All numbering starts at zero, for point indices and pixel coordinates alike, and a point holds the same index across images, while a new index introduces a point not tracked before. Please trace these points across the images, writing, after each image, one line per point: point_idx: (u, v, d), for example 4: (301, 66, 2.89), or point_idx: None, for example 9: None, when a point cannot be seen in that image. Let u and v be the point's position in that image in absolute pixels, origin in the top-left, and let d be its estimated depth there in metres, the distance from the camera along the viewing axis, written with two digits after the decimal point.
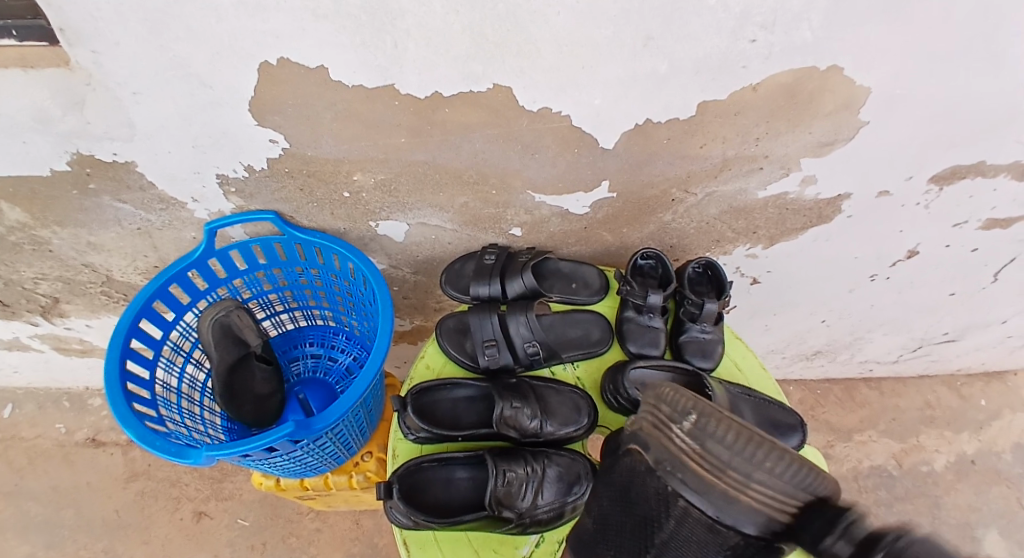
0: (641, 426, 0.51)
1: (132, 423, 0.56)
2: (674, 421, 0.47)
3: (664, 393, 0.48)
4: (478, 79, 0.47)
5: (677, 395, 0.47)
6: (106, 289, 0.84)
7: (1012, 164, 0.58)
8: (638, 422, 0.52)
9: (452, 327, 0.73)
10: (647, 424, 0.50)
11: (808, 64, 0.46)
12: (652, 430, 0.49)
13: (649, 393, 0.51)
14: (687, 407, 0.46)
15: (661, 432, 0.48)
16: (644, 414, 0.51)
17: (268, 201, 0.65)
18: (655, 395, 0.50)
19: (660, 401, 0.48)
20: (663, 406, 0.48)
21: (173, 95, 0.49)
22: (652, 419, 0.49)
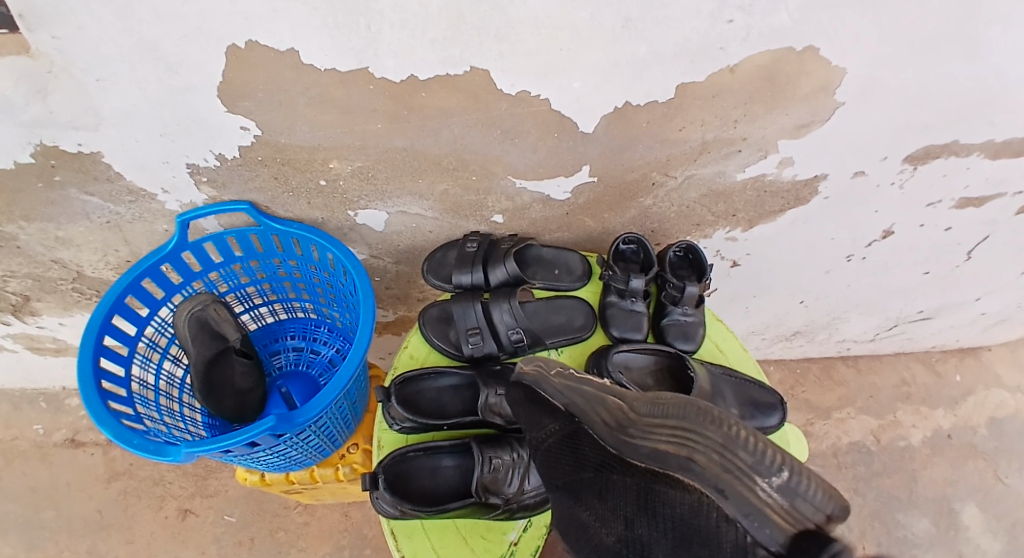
0: (694, 458, 0.42)
1: (108, 422, 0.54)
2: (757, 470, 0.41)
3: (740, 438, 0.42)
4: (454, 63, 0.46)
5: (762, 448, 0.42)
6: (78, 285, 0.81)
7: (985, 143, 0.59)
8: (677, 447, 0.43)
9: (435, 317, 0.72)
10: (709, 460, 0.42)
11: (785, 46, 0.46)
12: (719, 472, 0.41)
13: (711, 427, 0.43)
14: (775, 462, 0.41)
15: (741, 480, 0.40)
16: (697, 445, 0.43)
17: (242, 191, 0.63)
18: (724, 436, 0.42)
19: (735, 446, 0.42)
20: (739, 451, 0.42)
21: (139, 81, 0.48)
22: (719, 458, 0.41)
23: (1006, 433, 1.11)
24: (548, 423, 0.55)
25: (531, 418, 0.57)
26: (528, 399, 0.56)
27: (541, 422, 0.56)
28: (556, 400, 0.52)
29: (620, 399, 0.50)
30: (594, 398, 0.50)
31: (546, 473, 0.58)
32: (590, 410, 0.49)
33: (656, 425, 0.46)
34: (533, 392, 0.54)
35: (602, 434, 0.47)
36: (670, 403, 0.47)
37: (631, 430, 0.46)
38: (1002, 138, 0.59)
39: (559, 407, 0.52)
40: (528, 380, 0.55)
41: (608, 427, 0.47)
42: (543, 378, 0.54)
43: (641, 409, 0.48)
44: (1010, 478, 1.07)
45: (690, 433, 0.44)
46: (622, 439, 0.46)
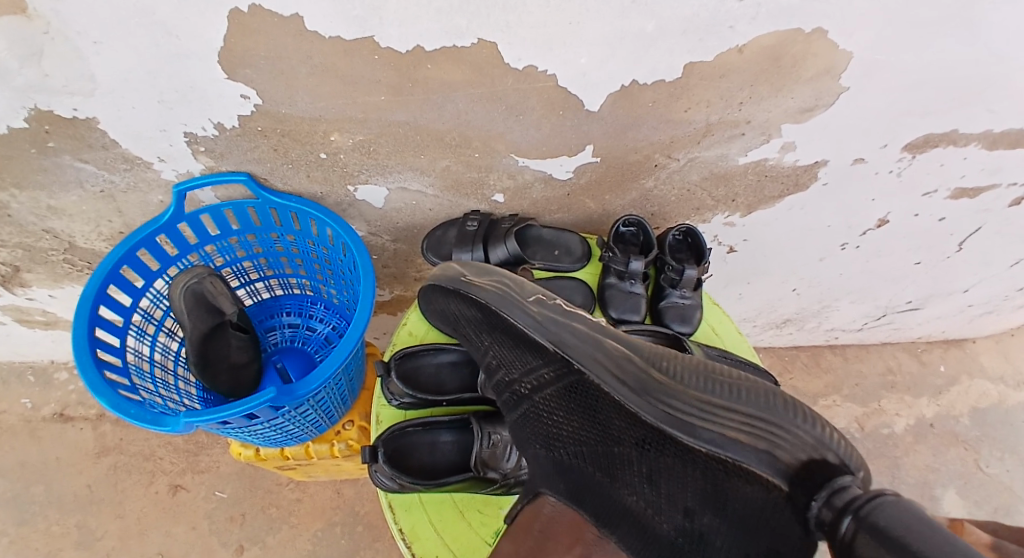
0: (776, 454, 0.39)
1: (105, 392, 0.54)
2: (845, 475, 0.38)
3: (834, 440, 0.39)
4: (462, 33, 0.45)
5: (855, 453, 0.38)
6: (70, 257, 0.80)
7: (983, 133, 0.60)
8: (751, 438, 0.40)
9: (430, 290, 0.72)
10: (793, 459, 0.38)
11: (793, 27, 0.46)
12: (804, 471, 0.38)
13: (802, 426, 0.39)
14: (867, 468, 0.38)
15: (828, 484, 0.38)
16: (781, 441, 0.39)
17: (240, 162, 0.62)
18: (817, 436, 0.38)
19: (828, 449, 0.38)
20: (831, 454, 0.38)
21: (136, 44, 0.46)
22: (807, 459, 0.38)
23: (989, 422, 1.13)
24: (543, 368, 0.52)
25: (513, 355, 0.55)
26: (493, 323, 0.55)
27: (526, 359, 0.54)
28: (543, 339, 0.50)
29: (621, 344, 0.49)
30: (587, 338, 0.49)
31: (554, 434, 0.57)
32: (590, 357, 0.48)
33: (706, 401, 0.43)
34: (494, 313, 0.53)
35: (625, 396, 0.46)
36: (738, 383, 0.43)
37: (681, 406, 0.43)
38: (1000, 127, 0.59)
39: (547, 347, 0.50)
40: (489, 301, 0.53)
41: (638, 394, 0.45)
42: (519, 306, 0.52)
43: (683, 377, 0.45)
44: (991, 467, 1.10)
45: (770, 426, 0.40)
46: (663, 410, 0.44)
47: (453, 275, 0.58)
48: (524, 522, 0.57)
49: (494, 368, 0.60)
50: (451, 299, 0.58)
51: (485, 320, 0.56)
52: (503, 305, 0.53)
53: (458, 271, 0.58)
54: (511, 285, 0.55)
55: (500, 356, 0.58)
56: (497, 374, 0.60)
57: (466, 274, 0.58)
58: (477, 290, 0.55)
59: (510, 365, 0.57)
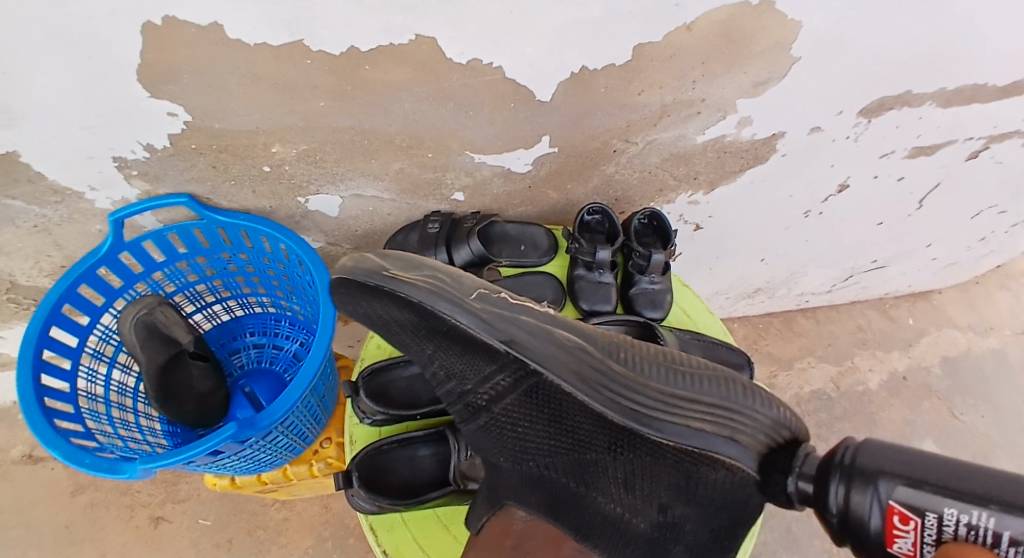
0: (738, 439, 0.43)
1: (55, 442, 0.51)
2: (787, 438, 0.45)
3: (784, 416, 0.45)
4: (398, 31, 0.43)
5: (794, 418, 0.46)
6: (12, 296, 0.75)
7: (936, 93, 0.60)
8: (716, 427, 0.43)
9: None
10: (753, 439, 0.43)
11: (740, 1, 0.45)
12: (763, 447, 0.44)
13: (761, 410, 0.44)
14: (800, 425, 0.46)
15: (776, 448, 0.44)
16: (740, 425, 0.43)
17: (178, 183, 0.59)
18: (772, 417, 0.44)
19: (780, 424, 0.44)
20: (783, 428, 0.45)
21: (45, 68, 0.43)
22: (764, 437, 0.44)
23: (959, 371, 1.17)
24: (497, 375, 0.46)
25: (463, 362, 0.48)
26: (433, 327, 0.46)
27: (477, 367, 0.47)
28: (495, 340, 0.43)
29: (573, 335, 0.46)
30: (541, 334, 0.44)
31: (519, 444, 0.53)
32: (548, 356, 0.43)
33: (669, 394, 0.44)
34: (429, 314, 0.45)
35: (589, 397, 0.43)
36: (691, 372, 0.45)
37: (648, 404, 0.43)
38: (952, 86, 0.60)
39: (500, 348, 0.44)
40: (420, 299, 0.44)
41: (609, 396, 0.43)
42: (461, 304, 0.45)
43: (643, 370, 0.45)
44: (963, 413, 1.14)
45: (732, 413, 0.43)
46: (629, 406, 0.43)
47: (369, 267, 0.47)
48: (495, 542, 0.55)
49: (439, 378, 0.52)
50: (375, 301, 0.47)
51: (423, 324, 0.46)
52: (443, 307, 0.44)
53: (377, 264, 0.47)
54: (445, 278, 0.47)
55: (447, 365, 0.49)
56: (440, 382, 0.53)
57: (388, 267, 0.47)
58: (408, 288, 0.45)
59: (460, 376, 0.49)
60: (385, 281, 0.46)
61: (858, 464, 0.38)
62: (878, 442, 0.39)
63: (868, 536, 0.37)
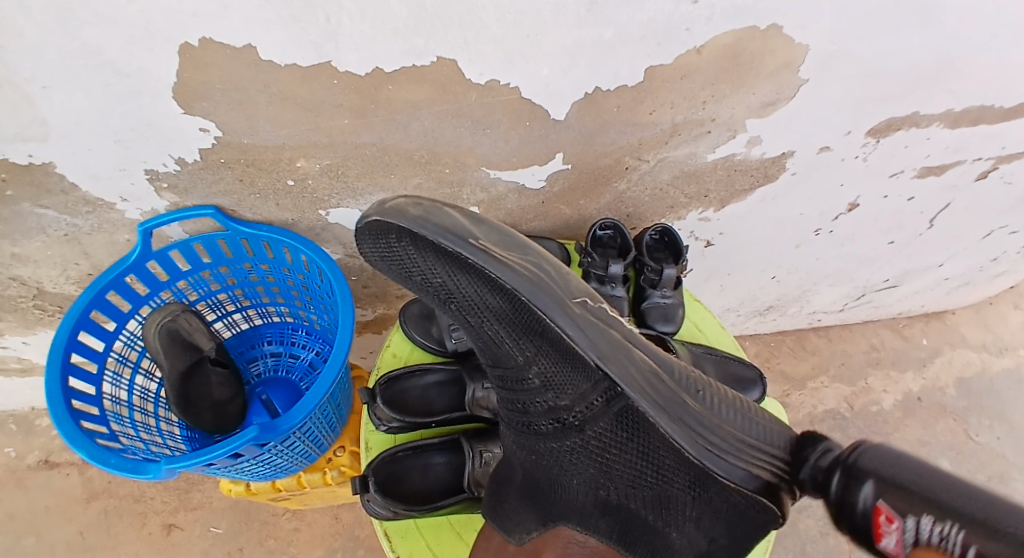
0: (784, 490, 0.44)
1: (81, 442, 0.53)
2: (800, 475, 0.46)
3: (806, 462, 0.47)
4: (420, 54, 0.45)
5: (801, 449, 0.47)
6: (40, 303, 0.78)
7: (945, 113, 0.61)
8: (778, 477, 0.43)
9: (376, 225, 0.51)
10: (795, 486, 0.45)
11: (749, 26, 0.46)
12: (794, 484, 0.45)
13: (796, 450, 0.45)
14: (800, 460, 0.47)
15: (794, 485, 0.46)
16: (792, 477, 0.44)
17: (206, 196, 0.61)
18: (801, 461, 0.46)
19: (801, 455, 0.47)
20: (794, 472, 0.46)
21: (88, 87, 0.45)
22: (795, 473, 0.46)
23: (974, 392, 1.16)
24: (591, 393, 0.48)
25: (558, 367, 0.50)
26: (526, 319, 0.49)
27: (573, 382, 0.49)
28: (589, 352, 0.45)
29: (647, 357, 0.46)
30: (619, 347, 0.46)
31: (597, 469, 0.53)
32: (630, 373, 0.45)
33: (740, 437, 0.44)
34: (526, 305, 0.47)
35: (672, 429, 0.43)
36: (759, 421, 0.45)
37: (721, 445, 0.43)
38: (960, 107, 0.61)
39: (590, 361, 0.45)
40: (519, 289, 0.47)
41: (692, 432, 0.43)
42: (562, 305, 0.46)
43: (718, 410, 0.45)
44: (980, 434, 1.12)
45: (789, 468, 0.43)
46: (705, 447, 0.43)
47: (455, 230, 0.48)
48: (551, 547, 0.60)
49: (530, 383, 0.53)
50: (471, 282, 0.51)
51: (522, 313, 0.49)
52: (545, 302, 0.46)
53: (466, 228, 0.49)
54: (552, 274, 0.48)
55: (547, 372, 0.51)
56: (528, 391, 0.54)
57: (476, 237, 0.48)
58: (510, 272, 0.47)
59: (558, 388, 0.51)
60: (483, 255, 0.47)
61: (862, 459, 0.37)
62: (884, 447, 0.37)
63: (859, 528, 0.35)
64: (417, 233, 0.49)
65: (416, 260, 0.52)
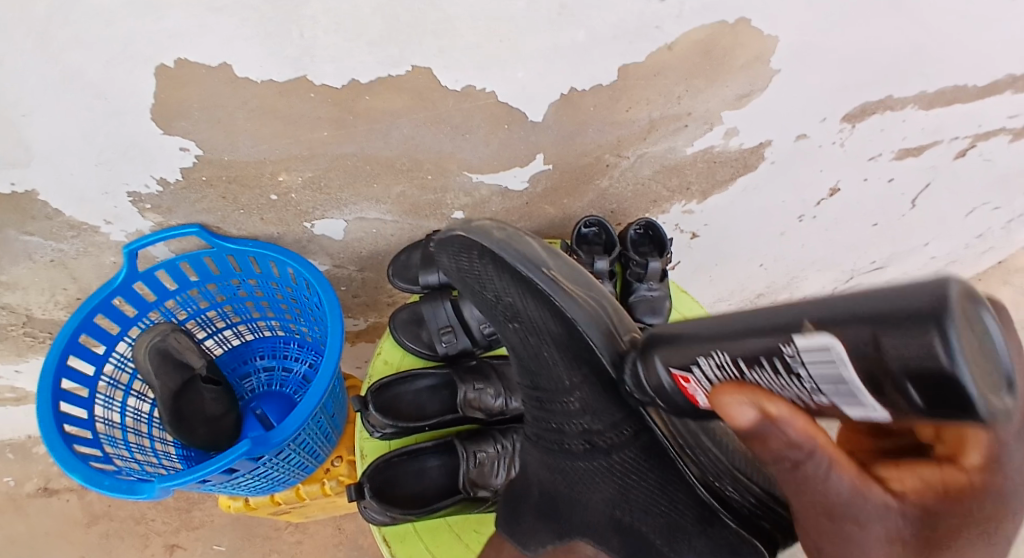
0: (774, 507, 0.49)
1: (75, 466, 0.53)
2: None
3: None
4: (395, 63, 0.45)
5: None
6: (29, 329, 0.77)
7: (918, 95, 0.62)
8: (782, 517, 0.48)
9: (461, 241, 0.53)
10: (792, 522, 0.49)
11: (718, 20, 0.47)
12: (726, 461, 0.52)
13: None
14: None
15: None
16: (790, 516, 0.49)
17: (190, 214, 0.61)
18: None
19: None
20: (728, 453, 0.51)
21: (65, 111, 0.45)
22: None
23: None
24: (625, 424, 0.50)
25: (600, 400, 0.49)
26: (580, 351, 0.48)
27: (612, 413, 0.50)
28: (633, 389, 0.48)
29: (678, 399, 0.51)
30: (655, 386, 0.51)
31: (613, 496, 0.51)
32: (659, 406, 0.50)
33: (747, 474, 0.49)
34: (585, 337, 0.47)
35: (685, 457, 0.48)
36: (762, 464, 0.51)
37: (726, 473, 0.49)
38: (933, 89, 0.62)
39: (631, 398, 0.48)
40: (580, 320, 0.47)
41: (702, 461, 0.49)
42: (620, 345, 0.48)
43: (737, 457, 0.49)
44: None
45: None
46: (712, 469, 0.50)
47: (531, 256, 0.50)
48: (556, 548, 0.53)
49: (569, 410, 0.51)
50: (527, 299, 0.50)
51: (581, 344, 0.48)
52: (602, 340, 0.46)
53: (540, 257, 0.51)
54: (610, 311, 0.49)
55: (587, 402, 0.50)
56: (563, 414, 0.52)
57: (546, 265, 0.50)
58: (577, 307, 0.48)
59: (595, 416, 0.50)
60: (553, 286, 0.49)
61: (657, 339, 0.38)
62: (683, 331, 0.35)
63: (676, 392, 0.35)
64: (495, 251, 0.51)
65: (491, 277, 0.52)
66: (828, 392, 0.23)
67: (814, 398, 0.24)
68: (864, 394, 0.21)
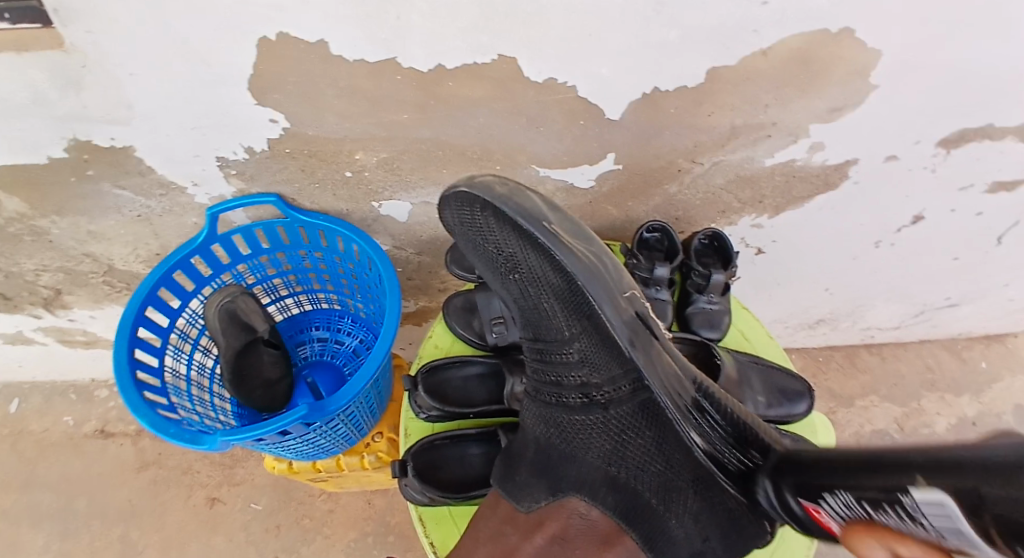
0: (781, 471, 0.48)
1: (145, 411, 0.56)
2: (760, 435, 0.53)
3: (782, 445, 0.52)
4: (483, 51, 0.46)
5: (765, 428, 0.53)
6: (109, 278, 0.83)
7: (1023, 125, 0.58)
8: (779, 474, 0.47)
9: (464, 195, 0.55)
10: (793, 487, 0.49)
11: (819, 29, 0.45)
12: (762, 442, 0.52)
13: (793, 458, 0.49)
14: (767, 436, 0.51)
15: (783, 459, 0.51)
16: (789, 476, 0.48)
17: (269, 184, 0.64)
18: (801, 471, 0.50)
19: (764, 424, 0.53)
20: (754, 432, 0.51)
21: (171, 74, 0.48)
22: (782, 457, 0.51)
23: None
24: (621, 378, 0.53)
25: (597, 352, 0.54)
26: (578, 302, 0.54)
27: (608, 363, 0.54)
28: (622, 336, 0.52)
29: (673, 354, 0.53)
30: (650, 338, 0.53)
31: (610, 448, 0.54)
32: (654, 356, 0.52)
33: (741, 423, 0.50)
34: (580, 288, 0.53)
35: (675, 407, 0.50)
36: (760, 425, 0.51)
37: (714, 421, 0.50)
38: None
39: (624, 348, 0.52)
40: (577, 271, 0.52)
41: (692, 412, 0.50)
42: (611, 297, 0.52)
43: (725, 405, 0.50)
44: None
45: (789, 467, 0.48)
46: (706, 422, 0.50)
47: (535, 212, 0.53)
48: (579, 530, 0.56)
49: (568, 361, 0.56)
50: (534, 256, 0.55)
51: (577, 294, 0.53)
52: (597, 290, 0.52)
53: (543, 212, 0.54)
54: (607, 269, 0.54)
55: (585, 351, 0.55)
56: (564, 365, 0.57)
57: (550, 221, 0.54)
58: (574, 259, 0.53)
59: (593, 366, 0.55)
60: (555, 240, 0.53)
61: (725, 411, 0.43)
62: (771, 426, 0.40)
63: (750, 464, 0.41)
64: (500, 205, 0.53)
65: (493, 231, 0.56)
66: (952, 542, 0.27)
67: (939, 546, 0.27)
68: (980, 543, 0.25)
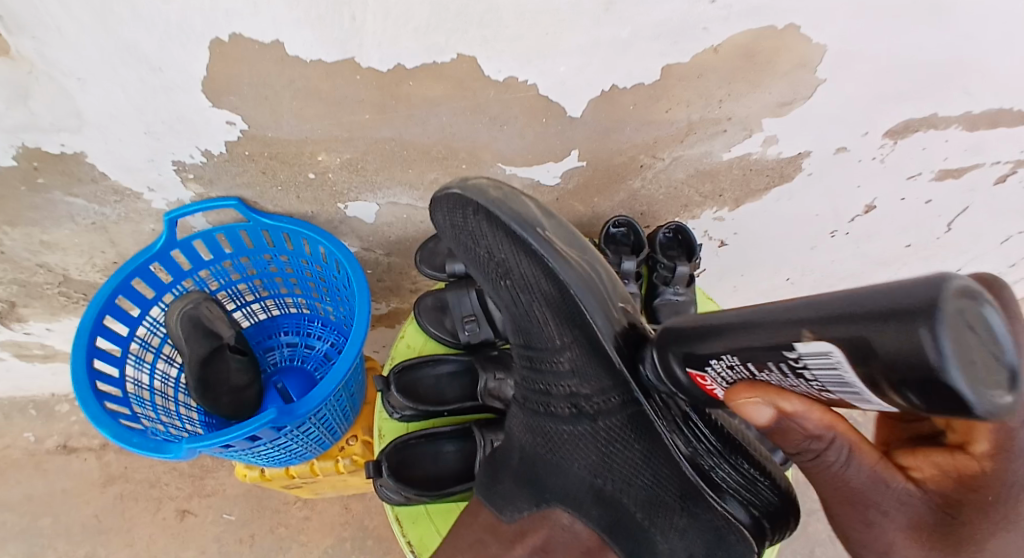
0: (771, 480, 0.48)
1: (105, 422, 0.55)
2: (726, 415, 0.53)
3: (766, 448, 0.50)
4: (440, 51, 0.46)
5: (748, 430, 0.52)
6: (64, 290, 0.80)
7: (963, 115, 0.61)
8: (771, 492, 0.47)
9: (455, 198, 0.53)
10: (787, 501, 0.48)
11: (765, 25, 0.47)
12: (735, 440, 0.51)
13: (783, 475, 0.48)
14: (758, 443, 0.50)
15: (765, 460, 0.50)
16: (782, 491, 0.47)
17: (230, 187, 0.63)
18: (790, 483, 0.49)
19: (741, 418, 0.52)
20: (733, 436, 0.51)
21: (120, 78, 0.47)
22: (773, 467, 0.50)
23: None
24: (611, 390, 0.51)
25: (586, 363, 0.51)
26: (568, 311, 0.50)
27: (597, 376, 0.51)
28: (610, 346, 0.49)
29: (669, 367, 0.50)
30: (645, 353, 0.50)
31: (596, 459, 0.54)
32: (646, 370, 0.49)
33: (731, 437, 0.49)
34: (573, 298, 0.49)
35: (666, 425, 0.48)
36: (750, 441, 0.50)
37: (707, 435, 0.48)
38: (978, 109, 0.60)
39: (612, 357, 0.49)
40: (570, 281, 0.49)
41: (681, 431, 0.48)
42: (602, 306, 0.49)
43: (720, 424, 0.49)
44: None
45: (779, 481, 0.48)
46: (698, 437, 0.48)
47: (528, 219, 0.51)
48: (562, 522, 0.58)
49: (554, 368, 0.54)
50: (523, 261, 0.52)
51: (569, 303, 0.50)
52: (589, 300, 0.49)
53: (536, 219, 0.51)
54: (602, 277, 0.51)
55: (574, 363, 0.52)
56: (552, 374, 0.55)
57: (543, 228, 0.51)
58: (567, 268, 0.50)
59: (581, 377, 0.52)
60: (548, 248, 0.50)
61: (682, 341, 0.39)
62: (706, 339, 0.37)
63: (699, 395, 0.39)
64: (494, 212, 0.51)
65: (485, 236, 0.54)
66: (836, 391, 0.28)
67: (823, 394, 0.30)
68: (865, 392, 0.26)
